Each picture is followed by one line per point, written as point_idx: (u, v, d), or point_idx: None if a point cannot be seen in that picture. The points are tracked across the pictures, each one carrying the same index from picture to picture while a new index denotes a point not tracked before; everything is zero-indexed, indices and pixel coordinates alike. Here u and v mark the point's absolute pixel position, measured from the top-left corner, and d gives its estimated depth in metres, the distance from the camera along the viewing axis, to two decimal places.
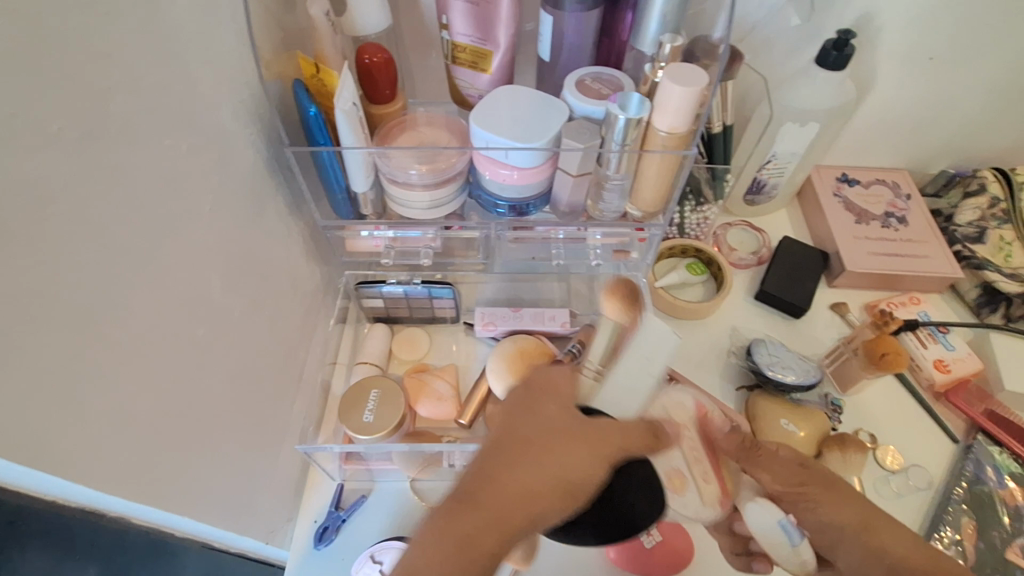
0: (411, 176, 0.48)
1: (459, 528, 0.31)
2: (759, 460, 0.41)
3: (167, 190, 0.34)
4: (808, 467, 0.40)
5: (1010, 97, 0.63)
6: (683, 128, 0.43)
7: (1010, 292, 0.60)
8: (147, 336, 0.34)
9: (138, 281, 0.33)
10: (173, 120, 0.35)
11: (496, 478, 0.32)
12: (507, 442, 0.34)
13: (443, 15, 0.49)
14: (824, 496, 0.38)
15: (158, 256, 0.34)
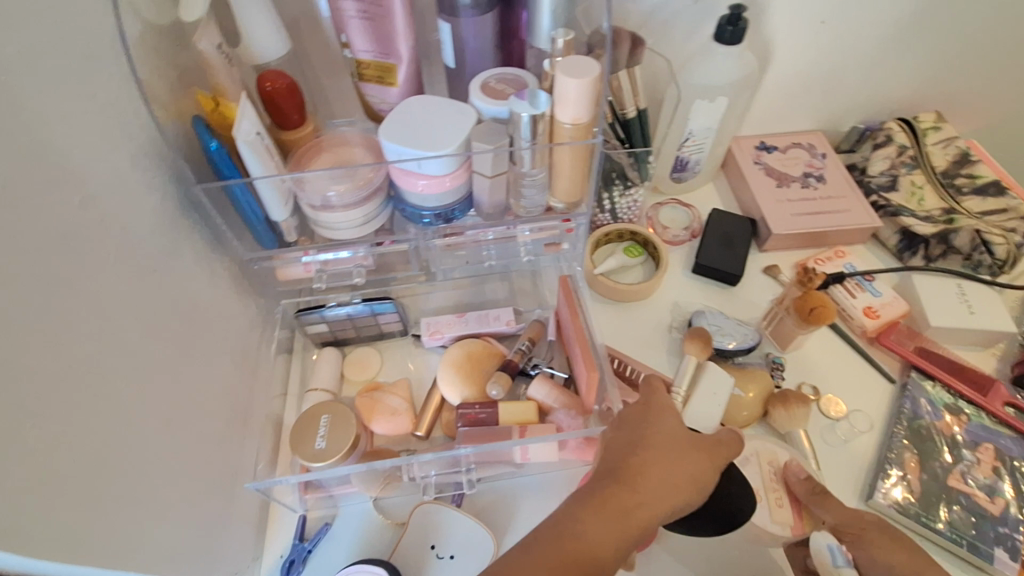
0: (330, 198, 0.48)
1: (620, 508, 0.38)
2: (829, 504, 0.47)
3: (63, 244, 0.33)
4: (885, 527, 0.45)
5: (901, 51, 0.67)
6: (585, 119, 0.44)
7: (926, 234, 0.63)
8: (66, 397, 0.33)
9: (44, 342, 0.32)
10: (63, 171, 0.34)
11: (643, 471, 0.39)
12: (631, 443, 0.41)
13: (342, 34, 0.50)
14: (888, 541, 0.44)
15: (64, 313, 0.33)
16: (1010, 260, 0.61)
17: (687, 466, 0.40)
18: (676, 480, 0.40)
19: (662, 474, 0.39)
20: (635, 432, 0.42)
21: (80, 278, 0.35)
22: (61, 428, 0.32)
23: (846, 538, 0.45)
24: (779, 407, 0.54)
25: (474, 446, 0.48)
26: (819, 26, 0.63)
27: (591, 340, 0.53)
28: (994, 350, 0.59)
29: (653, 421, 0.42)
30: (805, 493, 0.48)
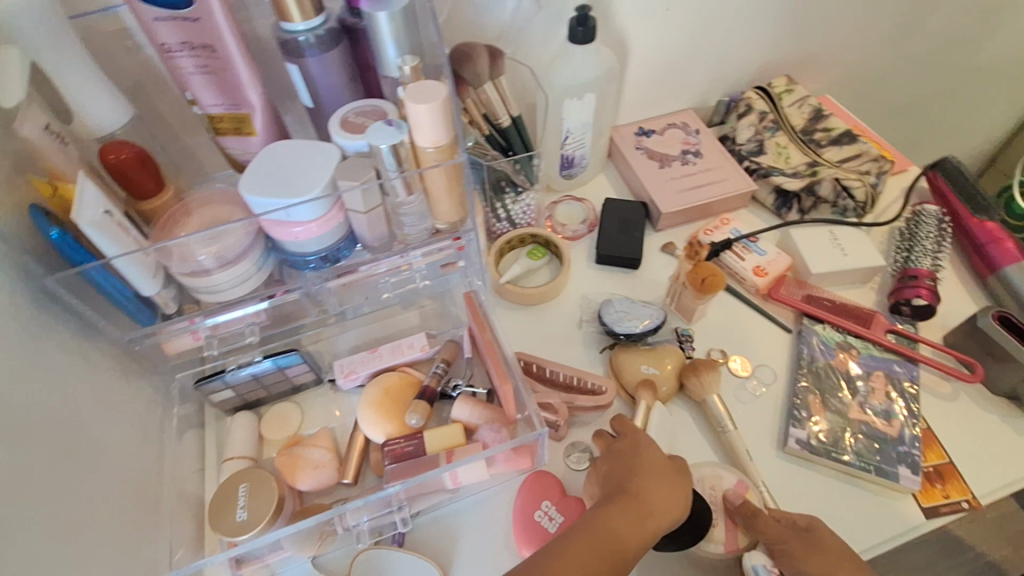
0: (203, 263, 0.46)
1: (634, 511, 0.43)
2: (759, 524, 0.47)
3: None
4: (806, 535, 0.46)
5: (745, 25, 0.71)
6: (446, 140, 0.45)
7: (796, 189, 0.67)
8: None
9: None
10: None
11: (641, 479, 0.45)
12: (625, 459, 0.47)
13: (186, 91, 0.48)
14: (809, 558, 0.44)
15: None
16: (869, 201, 0.67)
17: (678, 471, 0.47)
18: (674, 481, 0.46)
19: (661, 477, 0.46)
20: (628, 448, 0.48)
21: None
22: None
23: (777, 555, 0.46)
24: (690, 376, 0.56)
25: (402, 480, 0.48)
26: (665, 14, 0.66)
27: (501, 350, 0.55)
28: (873, 283, 0.65)
29: (639, 438, 0.49)
30: (741, 517, 0.48)
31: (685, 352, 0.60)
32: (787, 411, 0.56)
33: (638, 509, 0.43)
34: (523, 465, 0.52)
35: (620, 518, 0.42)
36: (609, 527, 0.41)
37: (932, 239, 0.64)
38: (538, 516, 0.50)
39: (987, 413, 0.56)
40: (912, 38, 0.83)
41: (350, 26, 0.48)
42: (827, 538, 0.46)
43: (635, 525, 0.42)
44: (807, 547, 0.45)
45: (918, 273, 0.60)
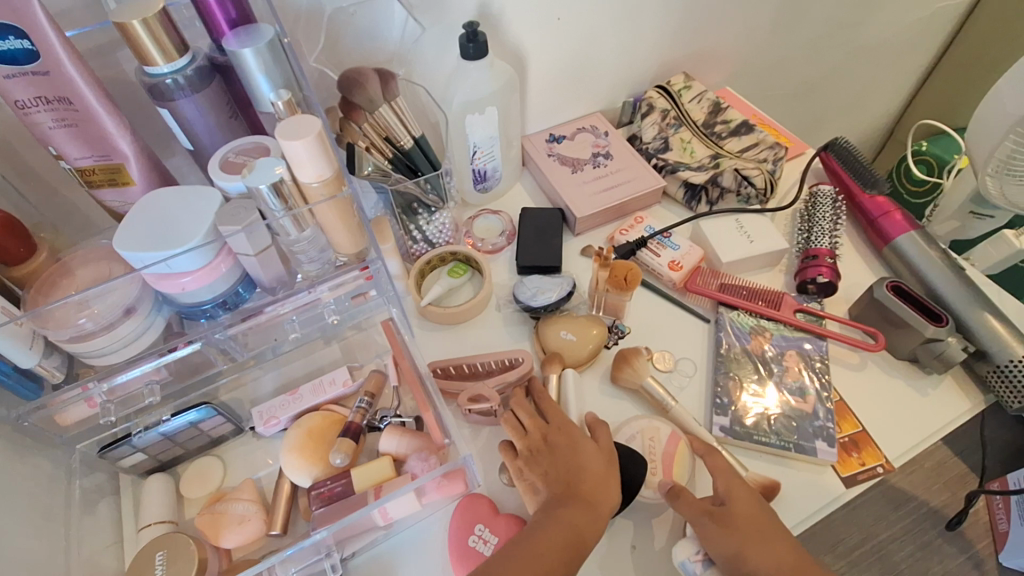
0: (83, 326, 0.43)
1: (584, 506, 0.45)
2: (684, 501, 0.48)
3: None
4: (717, 515, 0.47)
5: (637, 28, 0.73)
6: (330, 173, 0.44)
7: (701, 181, 0.70)
8: None
9: None
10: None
11: (586, 473, 0.48)
12: (563, 452, 0.49)
13: (48, 146, 0.45)
14: (719, 532, 0.46)
15: None
16: (769, 187, 0.70)
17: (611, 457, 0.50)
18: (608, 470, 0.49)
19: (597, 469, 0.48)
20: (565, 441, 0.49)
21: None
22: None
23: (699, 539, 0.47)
24: (624, 367, 0.58)
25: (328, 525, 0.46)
26: (557, 23, 0.67)
27: (422, 376, 0.54)
28: (781, 265, 0.67)
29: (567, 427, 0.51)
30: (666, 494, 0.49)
31: (613, 340, 0.62)
32: (710, 401, 0.57)
33: (588, 504, 0.46)
34: (454, 491, 0.51)
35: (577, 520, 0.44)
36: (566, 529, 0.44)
37: (829, 219, 0.67)
38: (472, 541, 0.49)
39: (893, 378, 0.59)
40: (797, 27, 0.88)
41: (221, 64, 0.47)
42: (743, 512, 0.47)
43: (588, 523, 0.45)
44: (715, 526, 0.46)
45: (818, 253, 0.63)
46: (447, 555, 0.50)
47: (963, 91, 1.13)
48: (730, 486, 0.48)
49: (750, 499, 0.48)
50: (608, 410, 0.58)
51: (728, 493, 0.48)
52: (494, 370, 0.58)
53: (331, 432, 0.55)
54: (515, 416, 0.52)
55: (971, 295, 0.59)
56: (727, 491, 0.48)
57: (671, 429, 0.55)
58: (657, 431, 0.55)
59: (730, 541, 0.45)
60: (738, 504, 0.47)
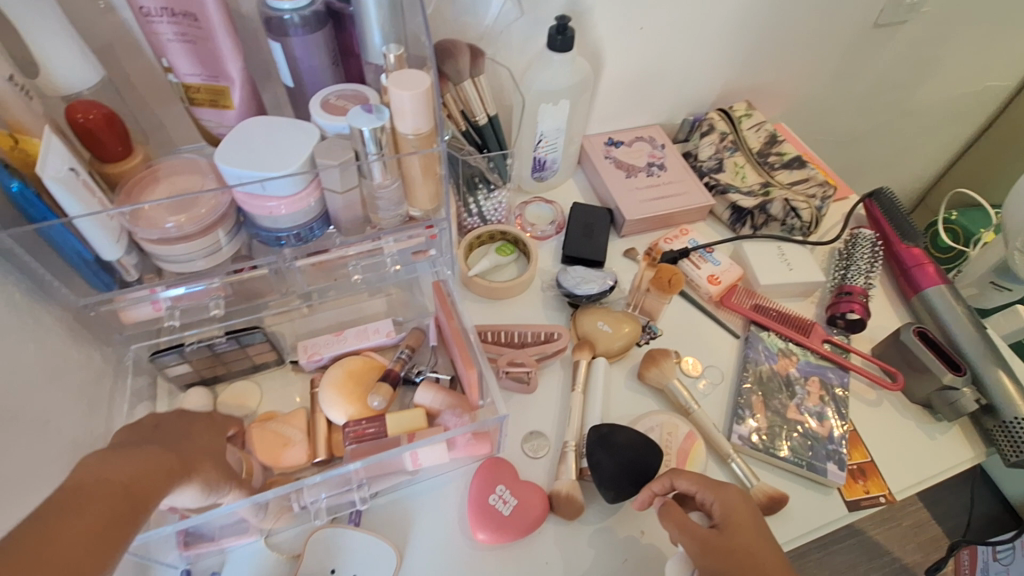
0: (169, 230, 0.45)
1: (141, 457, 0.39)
2: (678, 522, 0.47)
3: None
4: (710, 539, 0.45)
5: (710, 51, 0.77)
6: (426, 128, 0.46)
7: (749, 206, 0.72)
8: None
9: None
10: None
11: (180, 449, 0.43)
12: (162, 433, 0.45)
13: (162, 57, 0.47)
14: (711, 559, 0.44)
15: None
16: (814, 222, 0.72)
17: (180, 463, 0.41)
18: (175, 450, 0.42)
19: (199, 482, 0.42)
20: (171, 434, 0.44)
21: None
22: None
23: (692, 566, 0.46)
24: (651, 367, 0.60)
25: (174, 522, 0.43)
26: (639, 32, 0.70)
27: (468, 338, 0.55)
28: (813, 298, 0.70)
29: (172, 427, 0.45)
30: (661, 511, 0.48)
31: (644, 339, 0.64)
32: (731, 410, 0.60)
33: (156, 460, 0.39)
34: (481, 450, 0.53)
35: (153, 461, 0.39)
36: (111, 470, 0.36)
37: (867, 260, 0.70)
38: (492, 500, 0.52)
39: (905, 419, 0.62)
40: (857, 79, 0.91)
41: (336, 10, 0.50)
42: (740, 532, 0.45)
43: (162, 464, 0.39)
44: (711, 552, 0.44)
45: (853, 289, 0.66)
46: (465, 508, 0.52)
47: (998, 171, 1.16)
48: (725, 507, 0.47)
49: (747, 516, 0.46)
50: (630, 403, 0.60)
51: (724, 517, 0.46)
52: (529, 343, 0.62)
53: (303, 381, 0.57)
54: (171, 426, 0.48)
55: (988, 351, 0.62)
56: (724, 513, 0.47)
57: (689, 428, 0.57)
58: (675, 430, 0.56)
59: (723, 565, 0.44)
60: (737, 529, 0.45)
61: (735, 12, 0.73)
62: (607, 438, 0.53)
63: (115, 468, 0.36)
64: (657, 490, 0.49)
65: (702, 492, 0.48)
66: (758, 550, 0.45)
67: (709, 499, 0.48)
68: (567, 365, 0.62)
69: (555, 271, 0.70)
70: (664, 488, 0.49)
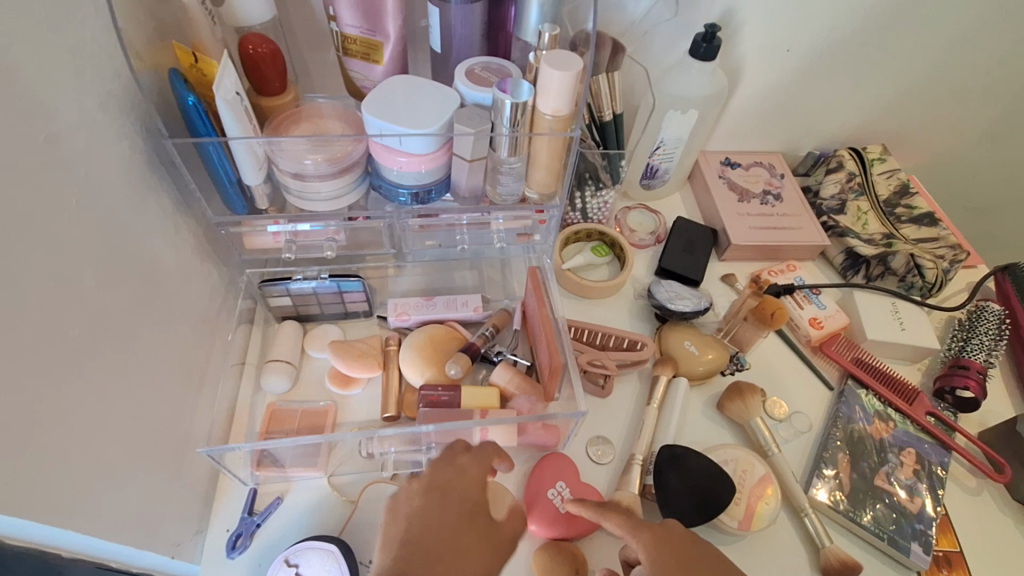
0: (305, 167, 0.46)
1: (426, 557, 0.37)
2: None
3: (44, 193, 0.33)
4: None
5: (853, 86, 0.73)
6: (566, 111, 0.46)
7: (868, 254, 0.68)
8: (31, 343, 0.32)
9: (19, 291, 0.31)
10: (12, 86, 0.31)
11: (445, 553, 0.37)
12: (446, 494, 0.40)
13: (329, 6, 0.49)
14: None
15: (37, 262, 0.33)
16: (938, 284, 0.67)
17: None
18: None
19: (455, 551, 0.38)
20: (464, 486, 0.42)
21: (25, 203, 0.32)
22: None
23: None
24: (735, 399, 0.57)
25: (274, 439, 0.45)
26: (784, 53, 0.68)
27: (556, 328, 0.54)
28: (920, 364, 0.65)
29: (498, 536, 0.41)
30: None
31: (730, 368, 0.61)
32: (812, 462, 0.56)
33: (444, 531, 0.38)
34: (547, 440, 0.53)
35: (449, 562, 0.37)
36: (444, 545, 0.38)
37: (992, 335, 0.63)
38: (551, 494, 0.51)
39: (1008, 517, 0.55)
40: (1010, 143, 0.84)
41: None
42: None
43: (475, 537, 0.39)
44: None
45: (969, 364, 0.60)
46: (521, 496, 0.52)
47: None
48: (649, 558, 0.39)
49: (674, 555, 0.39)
50: (703, 430, 0.58)
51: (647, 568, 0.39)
52: (611, 347, 0.60)
53: (358, 339, 0.59)
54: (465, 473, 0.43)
55: None
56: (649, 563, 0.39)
57: (765, 470, 0.53)
58: (749, 467, 0.53)
59: None
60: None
61: (891, 49, 0.69)
62: (679, 460, 0.51)
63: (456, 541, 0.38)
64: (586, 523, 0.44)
65: (626, 535, 0.41)
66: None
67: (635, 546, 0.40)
68: (646, 378, 0.60)
69: (649, 282, 0.68)
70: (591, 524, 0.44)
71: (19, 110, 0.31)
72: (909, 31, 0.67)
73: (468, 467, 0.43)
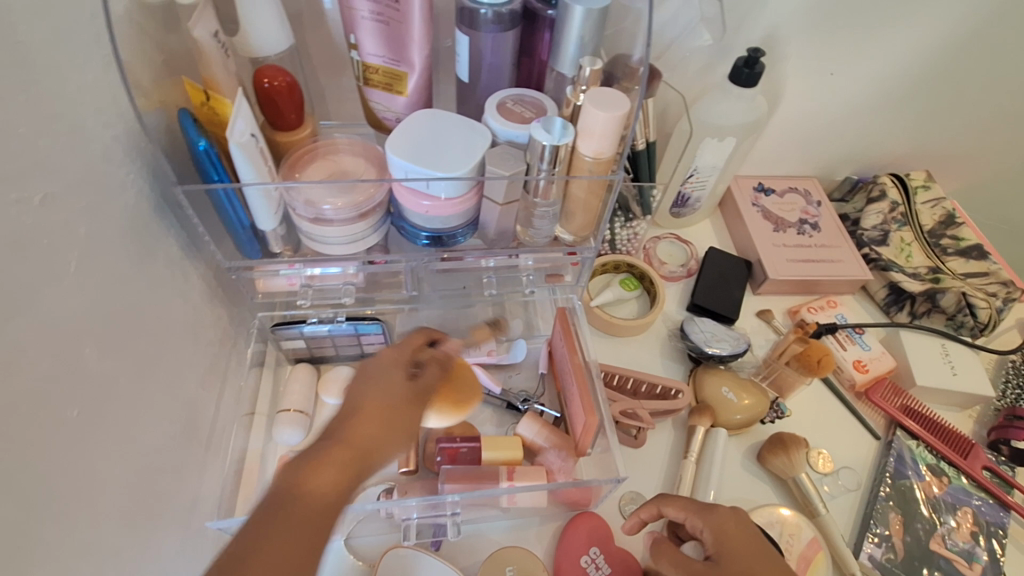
0: (324, 212, 0.43)
1: (333, 451, 0.37)
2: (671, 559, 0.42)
3: (39, 264, 0.29)
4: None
5: (899, 110, 0.69)
6: (608, 153, 0.42)
7: (913, 291, 0.64)
8: (26, 432, 0.28)
9: (13, 376, 0.28)
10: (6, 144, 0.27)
11: (351, 437, 0.38)
12: (366, 382, 0.42)
13: (351, 33, 0.45)
14: None
15: (30, 341, 0.29)
16: (991, 324, 0.62)
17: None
18: None
19: (360, 433, 0.39)
20: (384, 367, 0.43)
21: (17, 277, 0.28)
22: None
23: None
24: (778, 453, 0.53)
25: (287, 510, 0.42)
26: (828, 76, 0.64)
27: (590, 378, 0.50)
28: (971, 411, 0.61)
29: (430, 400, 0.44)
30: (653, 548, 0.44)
31: (772, 414, 0.57)
32: (862, 523, 0.52)
33: (356, 410, 0.40)
34: (579, 500, 0.49)
35: (337, 458, 0.37)
36: (355, 417, 0.40)
37: None
38: (583, 561, 0.47)
39: None
40: None
41: (533, 11, 0.46)
42: (736, 560, 0.40)
43: (388, 415, 0.40)
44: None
45: None
46: (550, 564, 0.48)
47: None
48: (718, 535, 0.42)
49: (740, 539, 0.41)
50: (742, 483, 0.54)
51: (715, 544, 0.41)
52: (642, 393, 0.57)
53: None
54: (395, 354, 0.44)
55: None
56: (717, 544, 0.41)
57: (813, 533, 0.50)
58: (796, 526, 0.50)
59: None
60: (731, 559, 0.40)
61: (939, 74, 0.65)
62: None
63: (366, 421, 0.39)
64: (644, 516, 0.46)
65: (691, 518, 0.44)
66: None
67: (701, 527, 0.43)
68: (681, 426, 0.57)
69: (681, 319, 0.64)
70: (651, 515, 0.46)
71: (13, 172, 0.28)
72: (960, 56, 0.63)
73: (399, 350, 0.45)
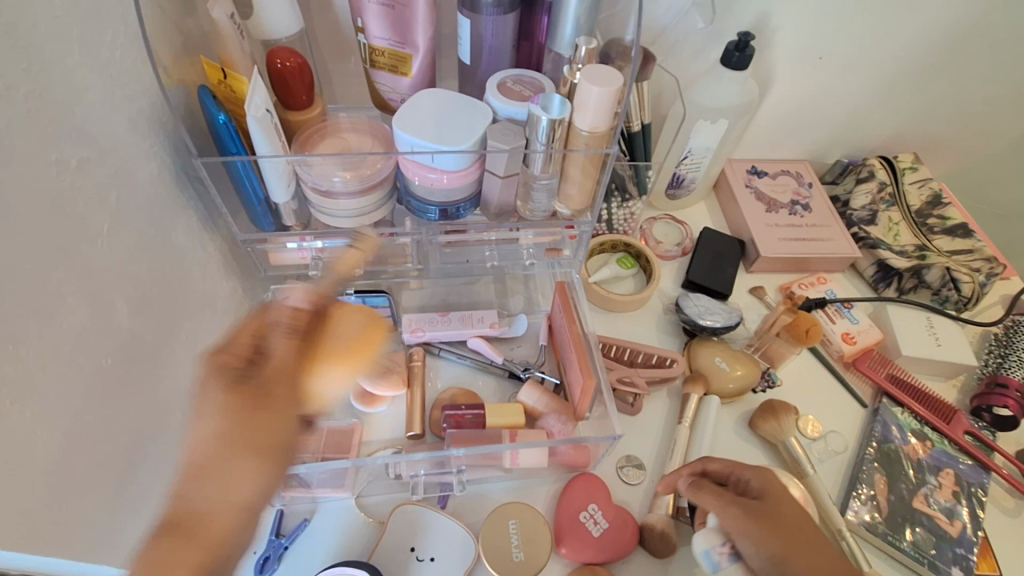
0: (335, 184, 0.45)
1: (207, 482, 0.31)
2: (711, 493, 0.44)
3: (75, 222, 0.32)
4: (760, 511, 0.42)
5: (886, 94, 0.71)
6: (603, 127, 0.45)
7: (900, 267, 0.66)
8: (63, 375, 0.31)
9: (52, 323, 0.30)
10: (47, 110, 0.30)
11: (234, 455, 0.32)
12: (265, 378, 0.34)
13: (358, 18, 0.48)
14: (764, 526, 0.41)
15: (66, 293, 0.31)
16: (974, 298, 0.65)
17: None
18: None
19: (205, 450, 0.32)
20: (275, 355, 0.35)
21: (56, 232, 0.31)
22: (23, 405, 0.28)
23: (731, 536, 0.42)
24: (768, 419, 0.56)
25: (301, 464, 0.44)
26: (817, 60, 0.66)
27: (588, 346, 0.53)
28: (955, 381, 0.63)
29: (278, 398, 0.34)
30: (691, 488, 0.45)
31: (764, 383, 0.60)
32: (848, 484, 0.55)
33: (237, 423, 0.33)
34: (577, 462, 0.51)
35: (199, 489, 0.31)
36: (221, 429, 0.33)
37: None
38: (582, 517, 0.50)
39: None
40: None
41: None
42: (783, 502, 0.44)
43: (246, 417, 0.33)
44: (754, 513, 0.42)
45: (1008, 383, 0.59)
46: (550, 521, 0.51)
47: None
48: (763, 480, 0.45)
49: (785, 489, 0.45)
50: (734, 448, 0.57)
51: (763, 488, 0.45)
52: (639, 363, 0.59)
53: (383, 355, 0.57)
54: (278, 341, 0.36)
55: None
56: (763, 486, 0.45)
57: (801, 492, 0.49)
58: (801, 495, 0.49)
59: (774, 533, 0.41)
60: (779, 499, 0.44)
61: (925, 58, 0.67)
62: None
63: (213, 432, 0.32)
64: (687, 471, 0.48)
65: (735, 469, 0.47)
66: (800, 519, 0.43)
67: (745, 475, 0.46)
68: (676, 395, 0.59)
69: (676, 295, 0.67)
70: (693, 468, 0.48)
71: (52, 135, 0.30)
72: (944, 41, 0.66)
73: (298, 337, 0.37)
